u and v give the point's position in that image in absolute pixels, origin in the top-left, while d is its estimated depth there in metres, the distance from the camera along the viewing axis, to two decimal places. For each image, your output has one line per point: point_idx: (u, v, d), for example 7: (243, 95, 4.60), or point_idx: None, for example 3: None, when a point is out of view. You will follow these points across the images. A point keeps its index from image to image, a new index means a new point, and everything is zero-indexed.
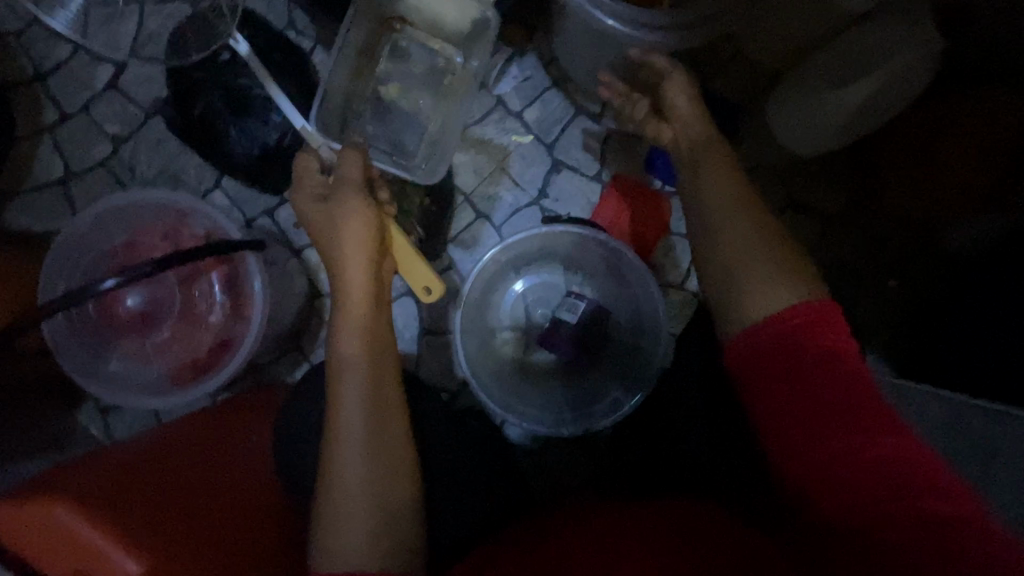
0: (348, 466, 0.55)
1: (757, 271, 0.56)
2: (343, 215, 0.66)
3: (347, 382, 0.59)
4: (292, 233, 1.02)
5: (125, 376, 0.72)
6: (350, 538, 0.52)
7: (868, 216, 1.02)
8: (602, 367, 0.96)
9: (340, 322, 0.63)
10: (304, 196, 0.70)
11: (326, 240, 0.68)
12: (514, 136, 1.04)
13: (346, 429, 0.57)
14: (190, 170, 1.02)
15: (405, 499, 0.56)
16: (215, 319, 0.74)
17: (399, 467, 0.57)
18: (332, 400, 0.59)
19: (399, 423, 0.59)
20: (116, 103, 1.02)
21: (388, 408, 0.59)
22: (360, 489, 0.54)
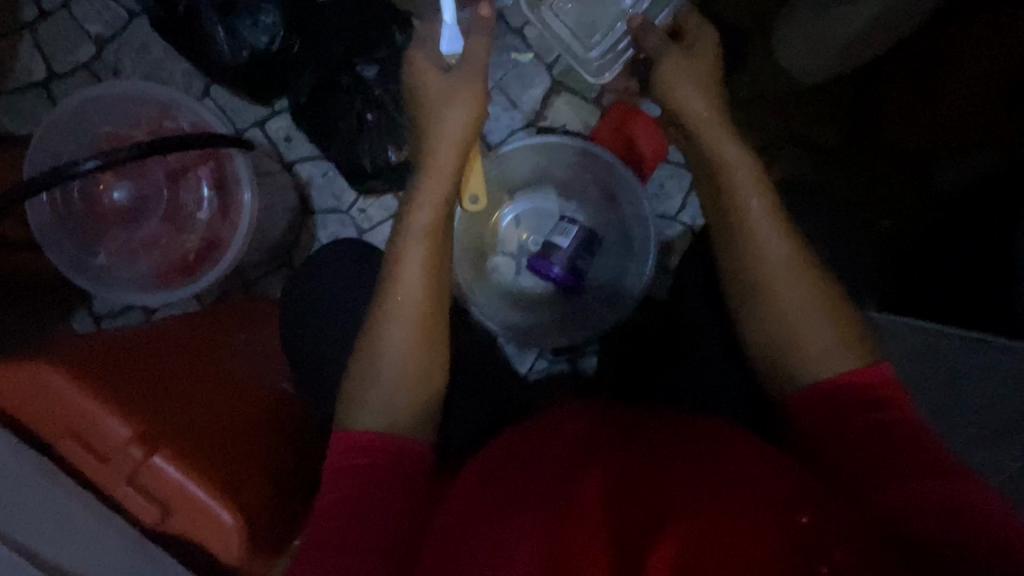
0: (395, 331, 0.59)
1: (814, 336, 0.59)
2: (449, 107, 0.66)
3: (414, 253, 0.62)
4: (282, 146, 1.00)
5: (113, 270, 0.71)
6: (383, 386, 0.57)
7: (866, 155, 1.01)
8: (590, 292, 0.95)
9: (424, 196, 0.64)
10: (428, 62, 0.68)
11: (422, 121, 0.67)
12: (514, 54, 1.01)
13: (396, 296, 0.60)
14: (177, 76, 0.98)
15: (438, 381, 0.60)
16: (202, 218, 0.74)
17: (438, 350, 0.60)
18: (397, 267, 0.62)
19: (445, 315, 0.63)
20: (98, 1, 0.98)
21: (439, 296, 0.62)
22: (401, 357, 0.58)
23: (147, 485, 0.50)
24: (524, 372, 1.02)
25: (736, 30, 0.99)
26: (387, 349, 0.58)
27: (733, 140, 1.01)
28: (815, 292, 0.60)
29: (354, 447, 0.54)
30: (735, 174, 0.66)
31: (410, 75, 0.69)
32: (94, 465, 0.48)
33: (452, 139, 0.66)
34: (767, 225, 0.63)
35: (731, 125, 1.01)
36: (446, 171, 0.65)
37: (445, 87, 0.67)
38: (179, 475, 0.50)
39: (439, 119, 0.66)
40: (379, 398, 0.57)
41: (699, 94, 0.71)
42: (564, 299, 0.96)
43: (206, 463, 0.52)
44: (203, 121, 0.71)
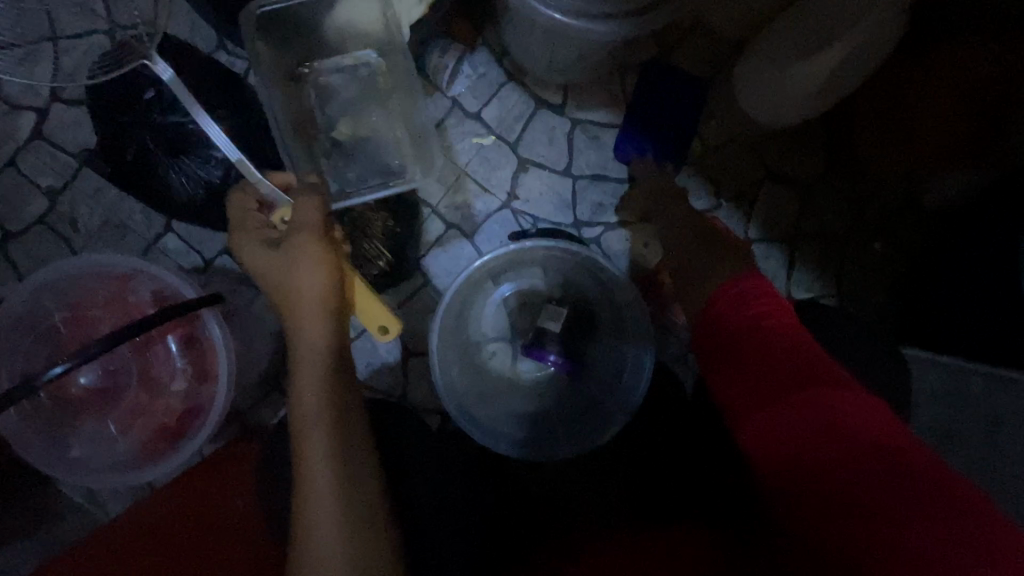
0: (320, 551, 0.53)
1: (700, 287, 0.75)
2: (302, 270, 0.61)
3: (320, 449, 0.57)
4: (255, 269, 0.97)
5: (88, 460, 0.66)
6: None
7: (850, 181, 0.98)
8: (594, 373, 0.94)
9: (308, 385, 0.60)
10: (250, 243, 0.65)
11: (281, 296, 0.62)
12: (475, 139, 0.98)
13: (313, 504, 0.55)
14: (136, 216, 0.95)
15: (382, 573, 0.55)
16: (179, 385, 0.70)
17: (371, 551, 0.55)
18: (305, 473, 0.56)
19: (376, 507, 0.58)
20: (45, 154, 0.95)
21: (360, 486, 0.57)
22: (333, 570, 0.52)
23: None
24: None
25: (694, 79, 0.98)
26: (318, 572, 0.52)
27: (709, 188, 0.99)
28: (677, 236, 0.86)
29: None
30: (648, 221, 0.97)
31: (246, 260, 0.64)
32: None
33: (319, 309, 0.61)
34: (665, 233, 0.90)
35: (706, 174, 0.99)
36: (328, 344, 0.61)
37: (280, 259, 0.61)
38: None
39: (295, 300, 0.61)
40: None
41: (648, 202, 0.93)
42: (567, 380, 0.94)
43: None
44: (167, 288, 0.68)
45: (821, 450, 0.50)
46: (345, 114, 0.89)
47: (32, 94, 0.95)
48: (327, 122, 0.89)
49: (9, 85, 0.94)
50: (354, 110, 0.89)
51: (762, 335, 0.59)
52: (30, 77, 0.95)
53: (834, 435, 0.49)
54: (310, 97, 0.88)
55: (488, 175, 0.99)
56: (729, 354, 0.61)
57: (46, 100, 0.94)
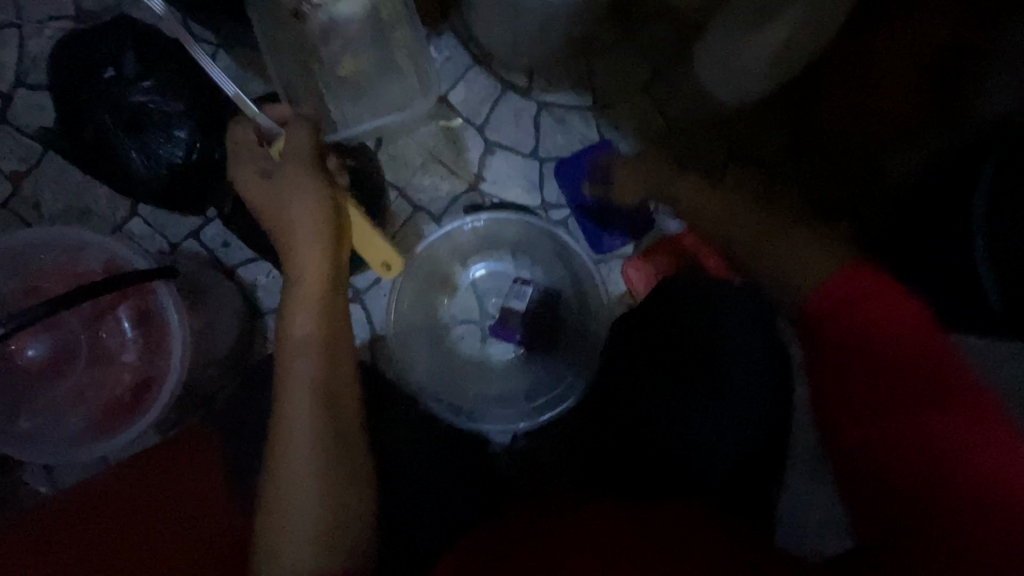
0: (298, 459, 0.53)
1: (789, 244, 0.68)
2: (295, 194, 0.63)
3: (306, 367, 0.58)
4: (221, 252, 0.96)
5: (35, 434, 0.65)
6: (300, 524, 0.50)
7: (813, 160, 0.99)
8: (560, 351, 0.93)
9: (297, 308, 0.61)
10: (245, 173, 0.67)
11: (274, 222, 0.64)
12: (442, 122, 0.99)
13: (296, 417, 0.55)
14: (101, 200, 0.95)
15: (356, 493, 0.54)
16: (131, 357, 0.69)
17: (352, 462, 0.56)
18: (288, 386, 0.57)
19: (356, 425, 0.59)
20: (9, 138, 0.94)
21: (341, 402, 0.58)
22: (306, 483, 0.52)
23: None
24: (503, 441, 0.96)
25: (658, 62, 0.99)
26: (298, 477, 0.52)
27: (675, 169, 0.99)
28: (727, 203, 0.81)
29: None
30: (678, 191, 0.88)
31: (242, 189, 0.67)
32: None
33: (309, 234, 0.62)
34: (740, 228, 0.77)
35: (672, 156, 0.99)
36: (321, 270, 0.62)
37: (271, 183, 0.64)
38: None
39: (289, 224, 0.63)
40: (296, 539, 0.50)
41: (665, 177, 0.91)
42: (534, 359, 0.94)
43: None
44: (119, 258, 0.68)
45: (883, 395, 0.54)
46: (347, 51, 0.88)
47: None
48: (326, 56, 0.87)
49: None
50: (358, 46, 0.88)
51: (879, 313, 0.56)
52: None
53: (903, 384, 0.53)
54: (315, 34, 0.86)
55: (455, 157, 0.99)
56: (848, 346, 0.57)
57: (10, 84, 0.94)
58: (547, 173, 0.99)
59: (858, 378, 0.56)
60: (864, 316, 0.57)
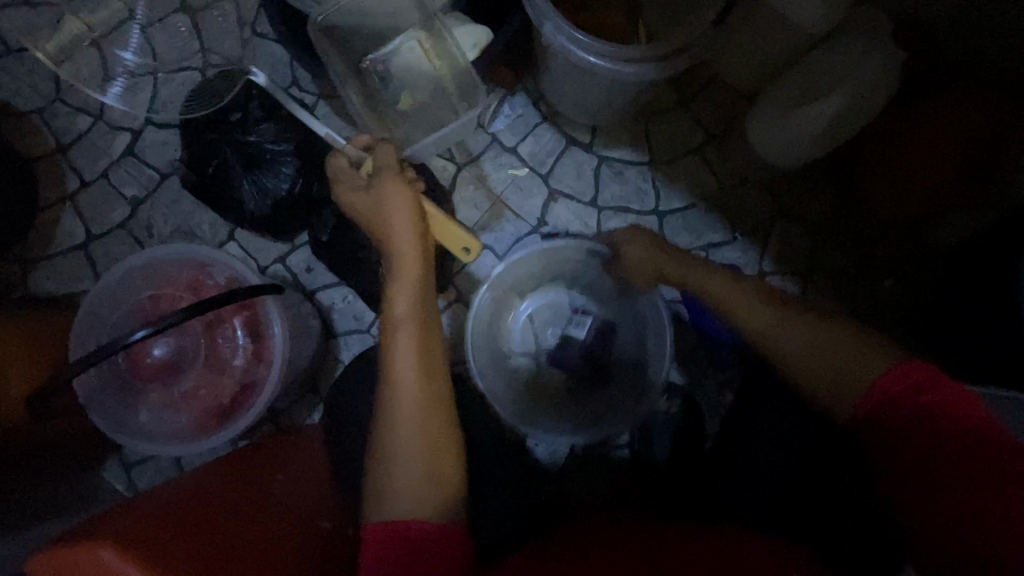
0: (401, 422, 0.66)
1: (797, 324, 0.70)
2: (388, 201, 0.76)
3: (403, 346, 0.70)
4: (304, 277, 1.06)
5: (152, 427, 0.73)
6: (400, 484, 0.62)
7: (858, 221, 1.05)
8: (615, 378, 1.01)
9: (397, 294, 0.73)
10: (344, 187, 0.80)
11: (375, 224, 0.77)
12: (510, 170, 1.09)
13: (397, 386, 0.67)
14: (205, 225, 1.07)
15: (450, 458, 0.66)
16: (235, 365, 0.77)
17: (444, 423, 0.68)
18: (391, 361, 0.69)
19: (445, 392, 0.70)
20: (134, 168, 1.08)
21: (433, 374, 0.70)
22: (410, 446, 0.64)
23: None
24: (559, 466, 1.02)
25: (712, 125, 1.08)
26: (399, 436, 0.65)
27: (725, 223, 1.07)
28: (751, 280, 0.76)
29: (386, 535, 0.58)
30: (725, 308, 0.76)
31: (343, 203, 0.80)
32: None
33: (408, 233, 0.75)
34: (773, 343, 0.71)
35: (723, 211, 1.07)
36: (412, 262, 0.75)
37: (380, 195, 0.76)
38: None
39: (386, 225, 0.76)
40: (398, 496, 0.61)
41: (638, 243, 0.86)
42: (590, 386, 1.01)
43: None
44: (237, 275, 0.77)
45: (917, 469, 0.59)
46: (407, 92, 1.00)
47: (130, 116, 1.09)
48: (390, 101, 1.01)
49: (112, 108, 1.09)
50: (411, 87, 1.00)
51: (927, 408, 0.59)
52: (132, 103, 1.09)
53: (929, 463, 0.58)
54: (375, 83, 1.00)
55: (518, 202, 1.08)
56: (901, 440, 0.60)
57: (142, 122, 1.09)
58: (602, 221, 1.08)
59: (897, 441, 0.60)
60: (906, 403, 0.60)
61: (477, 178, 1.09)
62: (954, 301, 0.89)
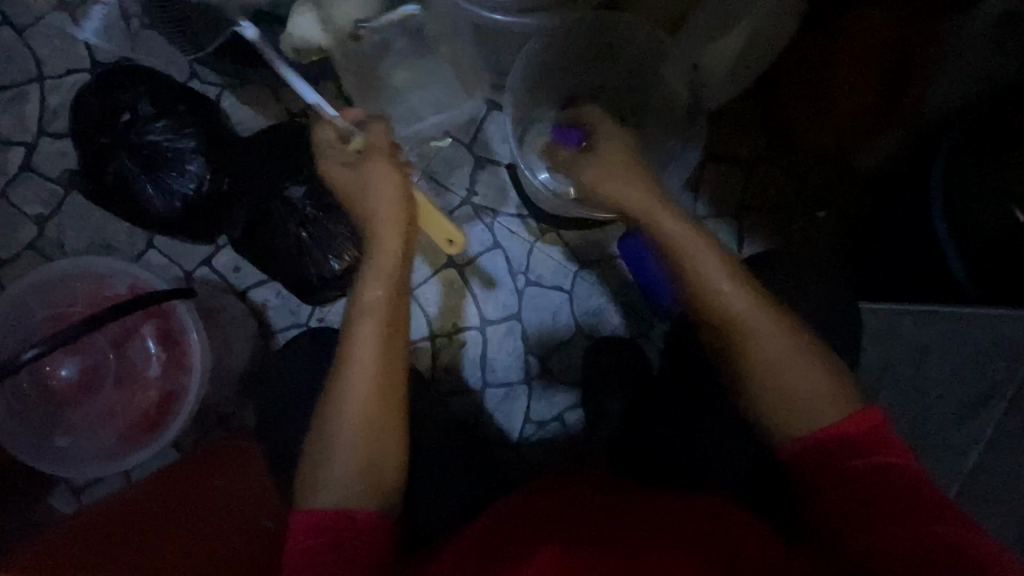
0: (345, 409, 0.63)
1: (755, 335, 0.64)
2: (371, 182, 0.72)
3: (362, 331, 0.66)
4: (233, 277, 1.02)
5: (75, 450, 0.70)
6: (337, 474, 0.60)
7: (787, 154, 1.03)
8: (566, 331, 1.07)
9: (370, 278, 0.69)
10: (332, 164, 0.76)
11: (354, 204, 0.74)
12: (434, 142, 1.06)
13: (349, 369, 0.64)
14: (121, 235, 1.02)
15: (391, 453, 0.63)
16: (154, 374, 0.74)
17: (389, 420, 0.64)
18: (346, 345, 0.66)
19: (401, 387, 0.66)
20: (35, 183, 1.02)
21: (390, 367, 0.66)
22: (352, 437, 0.61)
23: None
24: (519, 432, 1.05)
25: None
26: (342, 424, 0.62)
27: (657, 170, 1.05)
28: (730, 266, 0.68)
29: (315, 529, 0.57)
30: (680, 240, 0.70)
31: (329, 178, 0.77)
32: None
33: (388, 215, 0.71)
34: (727, 282, 0.66)
35: None
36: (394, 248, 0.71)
37: (363, 179, 0.73)
38: None
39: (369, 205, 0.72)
40: (334, 484, 0.60)
41: (613, 171, 0.78)
42: (546, 338, 1.07)
43: None
44: (142, 283, 0.75)
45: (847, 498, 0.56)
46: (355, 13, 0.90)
47: (21, 128, 1.02)
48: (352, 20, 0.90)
49: (1, 122, 1.02)
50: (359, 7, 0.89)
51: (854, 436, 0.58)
52: (20, 114, 1.02)
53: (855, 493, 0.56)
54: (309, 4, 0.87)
55: (446, 174, 1.06)
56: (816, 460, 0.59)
57: (35, 134, 1.02)
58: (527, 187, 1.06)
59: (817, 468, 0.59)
60: (838, 442, 0.59)
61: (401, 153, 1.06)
62: (878, 225, 0.90)
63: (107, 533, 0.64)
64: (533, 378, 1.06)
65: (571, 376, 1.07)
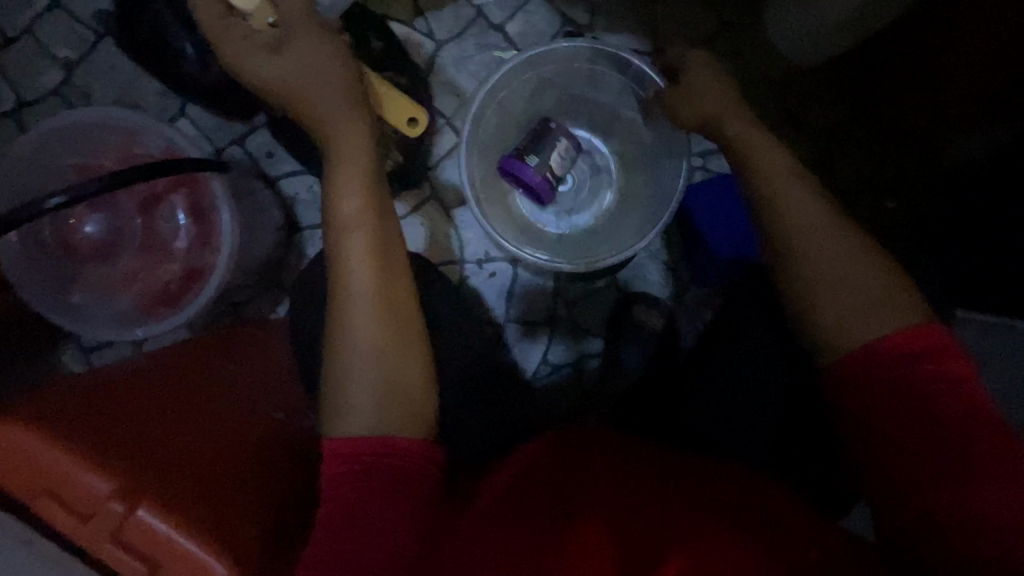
0: (360, 335, 0.59)
1: (819, 220, 0.61)
2: (326, 82, 0.65)
3: (356, 250, 0.61)
4: (265, 162, 0.96)
5: (92, 308, 0.68)
6: (358, 405, 0.56)
7: (868, 133, 0.97)
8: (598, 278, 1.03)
9: (343, 192, 0.64)
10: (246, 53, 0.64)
11: (312, 119, 0.65)
12: (496, 52, 0.98)
13: (354, 291, 0.60)
14: (150, 97, 0.95)
15: (416, 384, 0.58)
16: (179, 247, 0.71)
17: (404, 340, 0.60)
18: (342, 268, 0.61)
19: (408, 302, 0.62)
20: (64, 24, 0.94)
21: (393, 285, 0.62)
22: (368, 366, 0.57)
23: (133, 541, 0.46)
24: (534, 372, 1.03)
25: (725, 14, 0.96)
26: (356, 350, 0.58)
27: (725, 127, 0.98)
28: (789, 165, 0.66)
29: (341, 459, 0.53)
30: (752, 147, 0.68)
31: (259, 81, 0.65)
32: (71, 524, 0.45)
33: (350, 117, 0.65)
34: (792, 185, 0.64)
35: None
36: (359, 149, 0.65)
37: (305, 72, 0.65)
38: (166, 527, 0.46)
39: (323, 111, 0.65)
40: (355, 414, 0.56)
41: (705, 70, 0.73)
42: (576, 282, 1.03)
43: (204, 507, 0.50)
44: (175, 147, 0.70)
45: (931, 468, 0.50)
46: None
47: None
48: None
49: None
50: None
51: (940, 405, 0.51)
52: None
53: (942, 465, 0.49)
54: None
55: None
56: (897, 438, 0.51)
57: None
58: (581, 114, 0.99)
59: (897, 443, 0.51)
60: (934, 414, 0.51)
61: (457, 61, 0.98)
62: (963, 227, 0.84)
63: (107, 389, 0.61)
64: (558, 321, 1.03)
65: (596, 324, 1.04)
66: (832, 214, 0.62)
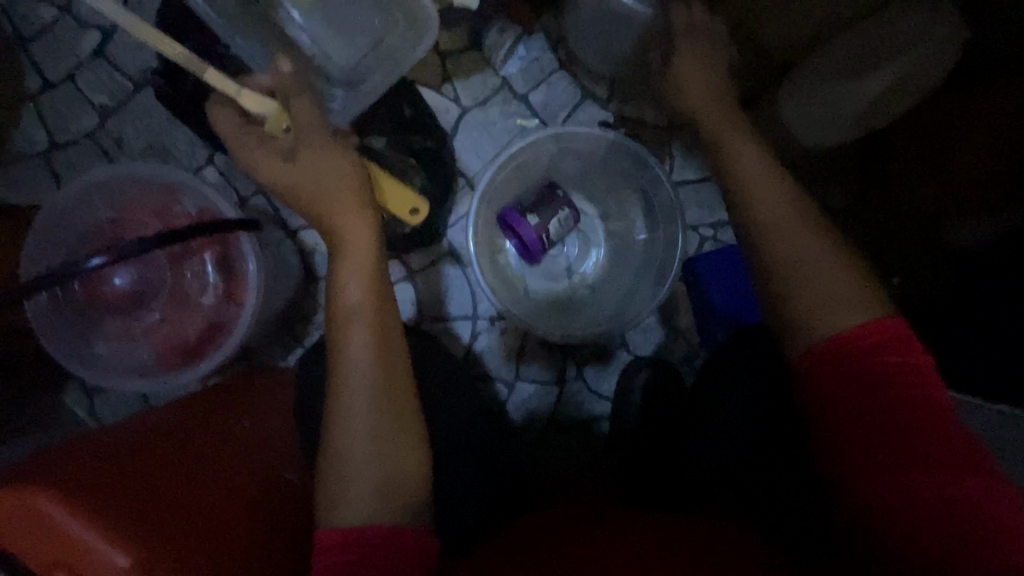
0: (355, 425, 0.57)
1: (797, 218, 0.61)
2: (330, 172, 0.65)
3: (355, 338, 0.60)
4: (286, 212, 0.98)
5: (111, 360, 0.68)
6: (354, 498, 0.55)
7: (872, 212, 1.01)
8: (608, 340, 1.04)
9: (345, 278, 0.63)
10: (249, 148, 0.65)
11: (315, 206, 0.65)
12: (519, 120, 1.02)
13: (352, 380, 0.58)
14: (181, 145, 0.98)
15: (411, 475, 0.57)
16: (205, 301, 0.71)
17: (401, 429, 0.58)
18: (339, 356, 0.60)
19: (407, 389, 0.60)
20: (104, 72, 0.97)
21: (392, 372, 0.60)
22: (362, 457, 0.56)
23: None
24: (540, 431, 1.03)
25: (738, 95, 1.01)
26: (351, 441, 0.56)
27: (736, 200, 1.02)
28: (767, 161, 0.65)
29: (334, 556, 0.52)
30: (728, 140, 0.67)
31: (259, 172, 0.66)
32: None
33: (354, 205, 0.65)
34: (769, 179, 0.63)
35: None
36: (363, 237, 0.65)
37: (310, 163, 0.65)
38: None
39: (326, 197, 0.65)
40: (349, 507, 0.54)
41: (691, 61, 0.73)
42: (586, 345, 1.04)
43: None
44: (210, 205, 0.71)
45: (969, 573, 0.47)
46: None
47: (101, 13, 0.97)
48: None
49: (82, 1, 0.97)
50: None
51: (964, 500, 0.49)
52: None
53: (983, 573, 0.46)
54: None
55: None
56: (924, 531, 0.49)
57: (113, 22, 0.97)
58: (597, 180, 1.02)
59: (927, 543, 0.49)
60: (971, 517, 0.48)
61: (481, 125, 1.02)
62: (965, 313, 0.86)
63: (114, 448, 0.60)
64: (566, 382, 1.03)
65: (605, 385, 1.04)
66: (808, 215, 0.61)
